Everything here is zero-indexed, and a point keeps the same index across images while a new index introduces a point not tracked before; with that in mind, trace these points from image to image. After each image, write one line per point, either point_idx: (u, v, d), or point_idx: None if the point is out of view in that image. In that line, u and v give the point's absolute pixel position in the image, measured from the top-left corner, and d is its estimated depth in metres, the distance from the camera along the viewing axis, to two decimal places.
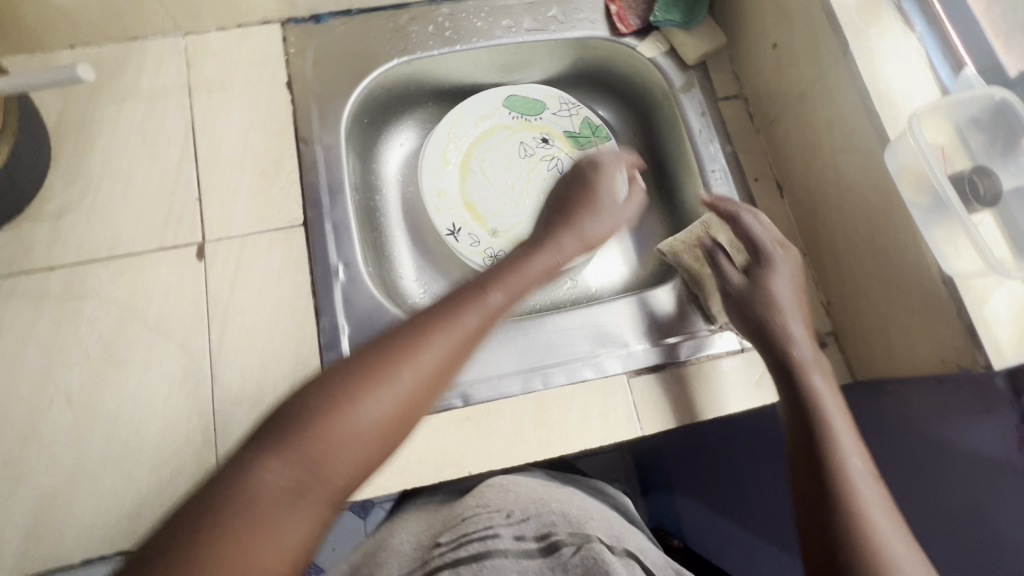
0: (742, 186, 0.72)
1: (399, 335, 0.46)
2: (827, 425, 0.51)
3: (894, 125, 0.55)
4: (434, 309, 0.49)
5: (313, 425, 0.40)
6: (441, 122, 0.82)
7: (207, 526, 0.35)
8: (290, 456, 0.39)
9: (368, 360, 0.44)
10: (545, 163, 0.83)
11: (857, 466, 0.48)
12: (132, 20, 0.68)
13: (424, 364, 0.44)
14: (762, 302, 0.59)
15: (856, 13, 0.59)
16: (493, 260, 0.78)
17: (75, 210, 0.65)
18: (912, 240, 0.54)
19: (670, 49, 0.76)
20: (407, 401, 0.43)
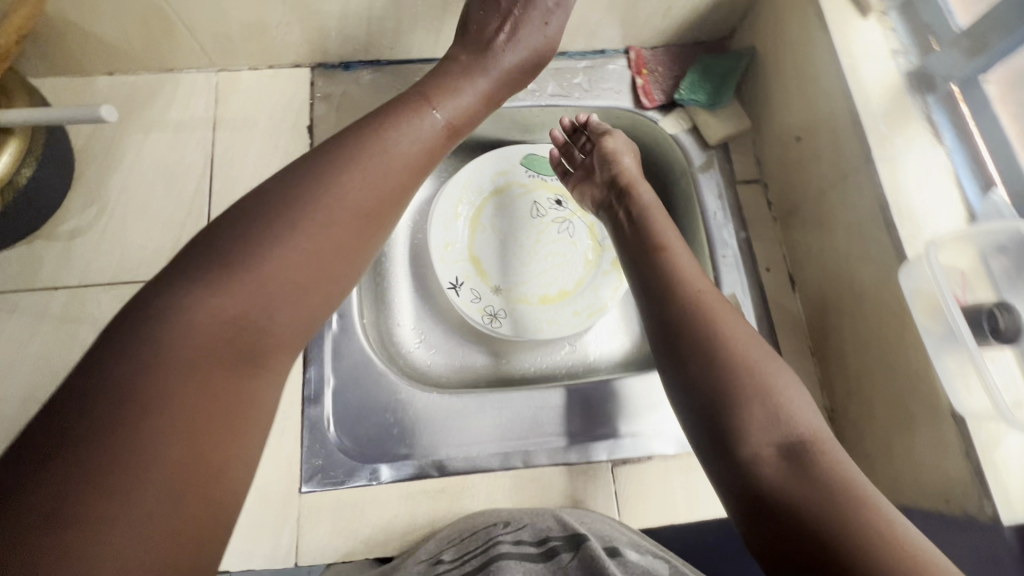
0: (753, 275, 0.70)
1: (298, 188, 0.45)
2: (728, 344, 0.50)
3: (912, 242, 0.53)
4: (364, 129, 0.51)
5: (218, 273, 0.40)
6: (456, 175, 0.81)
7: (99, 442, 0.33)
8: (200, 310, 0.39)
9: (269, 213, 0.43)
10: (557, 225, 0.82)
11: (772, 385, 0.48)
12: (168, 55, 0.70)
13: (339, 204, 0.45)
14: (653, 253, 0.59)
15: (883, 121, 0.57)
16: (493, 318, 0.77)
17: (88, 233, 0.66)
18: (922, 364, 0.52)
19: (693, 126, 0.75)
20: (336, 227, 0.45)
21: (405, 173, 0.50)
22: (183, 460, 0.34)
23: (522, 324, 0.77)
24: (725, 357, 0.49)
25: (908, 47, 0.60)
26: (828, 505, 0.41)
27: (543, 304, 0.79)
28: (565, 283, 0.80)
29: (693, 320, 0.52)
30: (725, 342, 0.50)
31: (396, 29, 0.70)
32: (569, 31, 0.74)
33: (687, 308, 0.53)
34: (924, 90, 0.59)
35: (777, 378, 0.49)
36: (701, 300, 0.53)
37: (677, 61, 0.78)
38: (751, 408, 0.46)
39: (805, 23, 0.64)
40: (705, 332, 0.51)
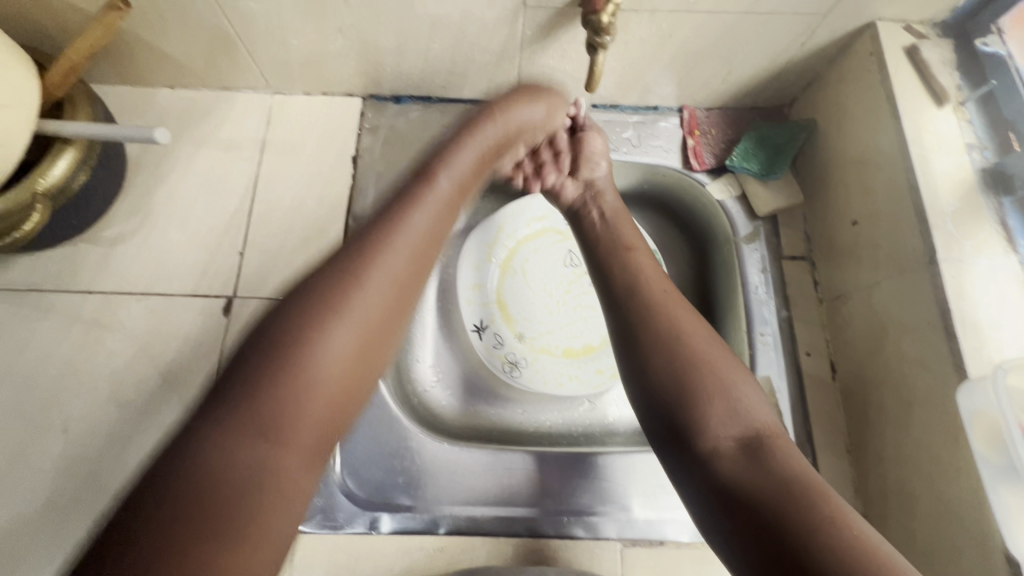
0: (792, 358, 0.66)
1: (314, 296, 0.45)
2: (680, 333, 0.50)
3: (974, 356, 0.49)
4: (359, 248, 0.49)
5: (249, 416, 0.40)
6: (494, 215, 0.81)
7: (175, 537, 0.35)
8: (241, 419, 0.40)
9: (292, 335, 0.43)
10: (589, 277, 0.80)
11: (722, 373, 0.47)
12: (228, 76, 0.72)
13: (367, 300, 0.46)
14: (615, 248, 0.60)
15: (951, 220, 0.54)
16: (513, 367, 0.75)
17: (128, 241, 0.67)
18: (974, 491, 0.47)
19: (742, 194, 0.73)
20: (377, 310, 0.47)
21: (428, 250, 0.53)
22: (248, 542, 0.37)
23: (542, 376, 0.75)
24: (675, 345, 0.49)
25: (985, 143, 0.57)
26: (783, 497, 0.40)
27: (566, 358, 0.76)
28: (591, 338, 0.77)
29: (645, 309, 0.52)
30: (678, 333, 0.50)
31: (450, 70, 0.70)
32: (624, 85, 0.72)
33: (640, 296, 0.53)
34: (999, 191, 0.55)
35: (730, 369, 0.48)
36: (654, 290, 0.54)
37: (732, 125, 0.76)
38: (701, 396, 0.46)
39: (875, 106, 0.61)
40: (657, 322, 0.51)
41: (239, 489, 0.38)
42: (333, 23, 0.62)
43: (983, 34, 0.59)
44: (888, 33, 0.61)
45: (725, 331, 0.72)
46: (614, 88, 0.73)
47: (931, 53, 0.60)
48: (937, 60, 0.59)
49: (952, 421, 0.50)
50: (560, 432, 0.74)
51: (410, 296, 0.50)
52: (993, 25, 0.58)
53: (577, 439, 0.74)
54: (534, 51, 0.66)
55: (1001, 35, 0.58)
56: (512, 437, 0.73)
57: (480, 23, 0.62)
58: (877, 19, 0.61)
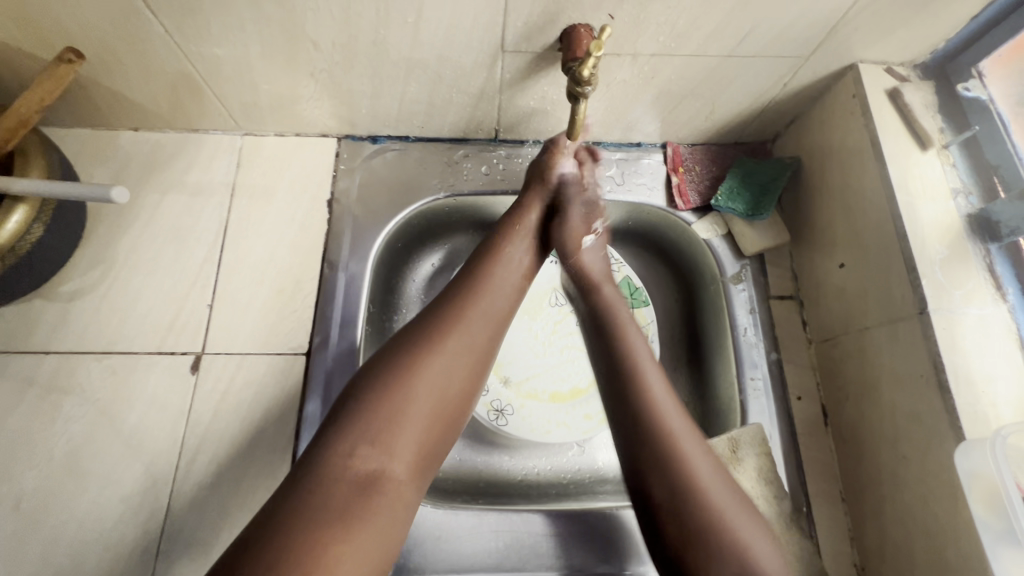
0: (783, 403, 0.64)
1: (427, 325, 0.48)
2: (680, 459, 0.46)
3: (969, 412, 0.48)
4: (463, 280, 0.52)
5: (373, 417, 0.42)
6: (476, 253, 0.78)
7: (298, 527, 0.37)
8: (371, 416, 0.42)
9: (404, 351, 0.46)
10: (575, 317, 0.77)
11: (722, 513, 0.44)
12: (195, 118, 0.68)
13: (474, 330, 0.48)
14: (613, 340, 0.53)
15: (940, 268, 0.53)
16: (499, 415, 0.71)
17: (88, 295, 0.64)
18: (974, 553, 0.46)
19: (729, 233, 0.72)
20: (480, 331, 0.49)
21: (518, 292, 0.54)
22: (367, 535, 0.39)
23: (529, 424, 0.71)
24: (677, 476, 0.45)
25: (970, 187, 0.57)
26: None
27: (554, 403, 0.73)
28: (579, 380, 0.74)
29: (643, 421, 0.47)
30: (679, 461, 0.45)
31: (428, 111, 0.68)
32: (606, 124, 0.71)
33: (642, 408, 0.48)
34: (986, 237, 0.54)
35: (735, 505, 0.45)
36: (657, 401, 0.49)
37: (717, 161, 0.75)
38: (700, 542, 0.43)
39: (859, 149, 0.60)
40: (658, 442, 0.46)
41: (358, 486, 0.40)
42: (304, 68, 0.59)
43: (963, 78, 0.59)
44: (870, 75, 0.61)
45: (715, 372, 0.70)
46: (597, 127, 0.72)
47: (913, 96, 0.60)
48: (919, 104, 0.59)
49: (949, 479, 0.49)
50: (549, 481, 0.71)
51: (506, 313, 0.52)
52: (973, 69, 0.58)
53: (568, 487, 0.70)
54: (514, 93, 0.64)
55: (982, 79, 0.58)
56: (500, 488, 0.69)
57: (457, 67, 0.60)
58: (859, 61, 0.61)
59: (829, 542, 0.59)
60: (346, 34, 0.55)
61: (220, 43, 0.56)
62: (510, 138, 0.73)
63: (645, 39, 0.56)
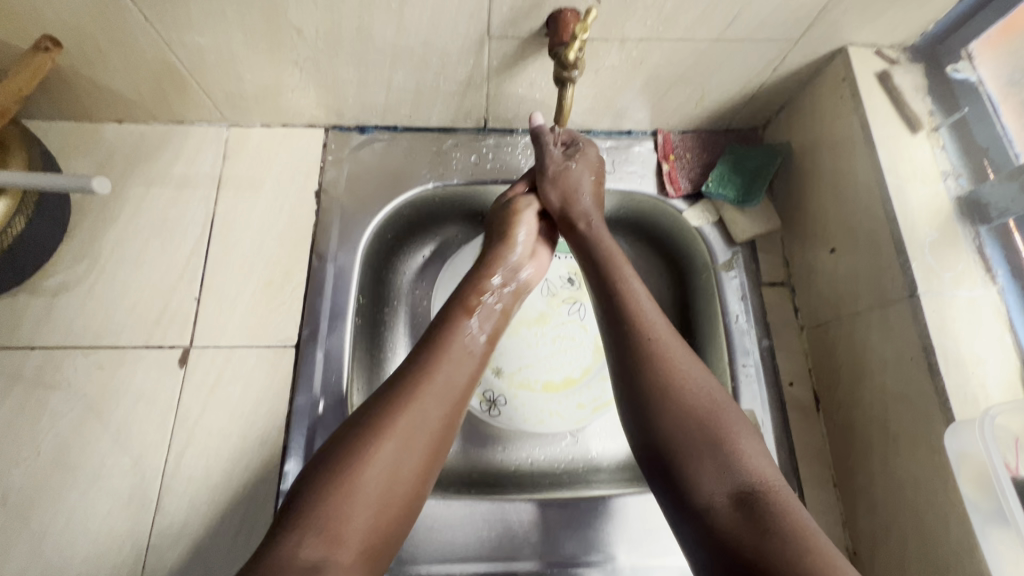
0: (775, 389, 0.64)
1: (376, 410, 0.45)
2: (673, 386, 0.48)
3: (958, 393, 0.48)
4: (421, 355, 0.50)
5: (325, 501, 0.40)
6: (468, 245, 0.78)
7: None
8: (325, 497, 0.40)
9: (357, 436, 0.43)
10: (567, 305, 0.77)
11: (715, 432, 0.46)
12: (179, 109, 0.67)
13: (425, 409, 0.46)
14: (608, 285, 0.56)
15: (929, 250, 0.53)
16: (491, 406, 0.72)
17: (74, 289, 0.63)
18: (964, 533, 0.46)
19: (720, 220, 0.71)
20: (439, 403, 0.47)
21: (478, 366, 0.51)
22: None
23: (523, 414, 0.72)
24: (671, 402, 0.48)
25: (959, 169, 0.56)
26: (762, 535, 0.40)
27: (546, 392, 0.73)
28: (571, 369, 0.74)
29: (641, 354, 0.50)
30: (673, 387, 0.48)
31: (416, 100, 0.67)
32: (596, 111, 0.70)
33: (640, 344, 0.51)
34: (975, 219, 0.54)
35: (736, 424, 0.47)
36: (655, 337, 0.51)
37: (707, 148, 0.74)
38: (694, 460, 0.45)
39: (849, 133, 0.60)
40: (654, 375, 0.49)
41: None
42: (288, 56, 0.59)
43: (953, 60, 0.59)
44: (860, 58, 0.60)
45: (707, 359, 0.70)
46: (587, 114, 0.71)
47: (903, 79, 0.59)
48: (909, 87, 0.59)
49: (939, 461, 0.49)
50: (543, 470, 0.71)
51: (470, 381, 0.50)
52: (962, 51, 0.58)
53: (562, 476, 0.70)
54: (502, 80, 0.64)
55: (971, 61, 0.58)
56: (493, 480, 0.69)
57: (444, 54, 0.59)
58: (849, 44, 0.60)
59: (821, 526, 0.59)
60: (330, 21, 0.54)
61: (202, 31, 0.55)
62: (499, 127, 0.73)
63: (633, 24, 0.55)
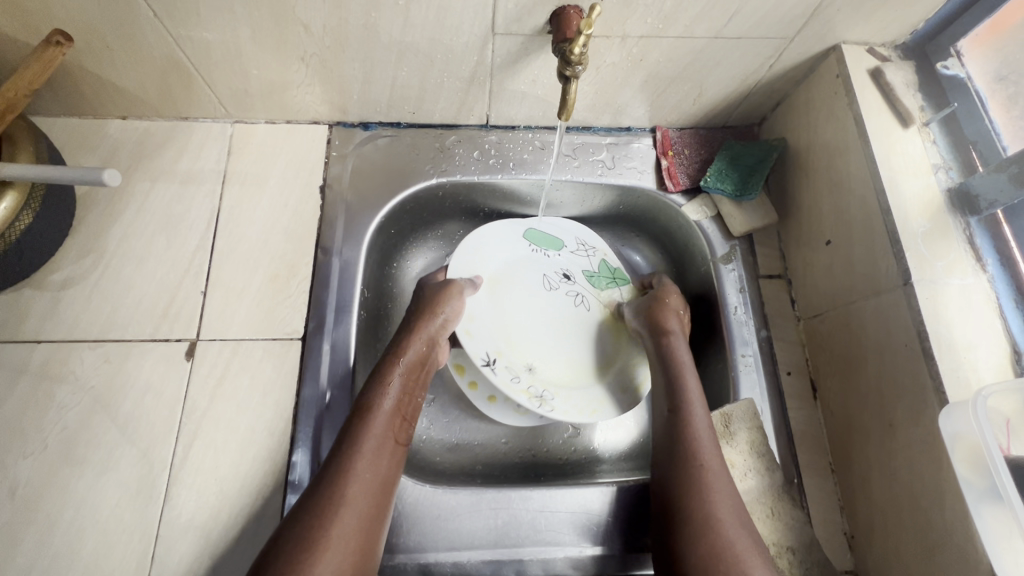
0: (773, 378, 0.66)
1: (312, 503, 0.47)
2: (708, 497, 0.51)
3: (952, 377, 0.50)
4: (341, 446, 0.51)
5: None
6: (461, 244, 0.71)
7: None
8: None
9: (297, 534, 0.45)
10: (569, 300, 0.73)
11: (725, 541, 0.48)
12: (184, 105, 0.68)
13: (356, 489, 0.49)
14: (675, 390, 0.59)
15: (922, 241, 0.54)
16: (541, 401, 0.65)
17: (79, 283, 0.63)
18: (959, 512, 0.48)
19: (717, 214, 0.73)
20: (365, 483, 0.49)
21: (395, 438, 0.54)
22: None
23: (573, 406, 0.67)
24: (701, 511, 0.50)
25: (949, 163, 0.58)
26: None
27: (581, 382, 0.69)
28: (582, 366, 0.70)
29: (687, 461, 0.53)
30: (707, 497, 0.51)
31: (419, 97, 0.68)
32: (596, 108, 0.72)
33: (687, 452, 0.54)
34: (965, 211, 0.56)
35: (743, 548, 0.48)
36: (702, 445, 0.54)
37: (706, 144, 0.76)
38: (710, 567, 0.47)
39: (843, 128, 0.62)
40: (693, 483, 0.52)
41: None
42: (295, 52, 0.60)
43: (942, 57, 0.61)
44: (852, 56, 0.62)
45: (706, 351, 0.72)
46: (587, 111, 0.72)
47: (894, 75, 0.61)
48: (900, 83, 0.61)
49: (934, 443, 0.50)
50: (546, 460, 0.71)
51: (394, 456, 0.53)
52: (951, 49, 0.60)
53: (564, 466, 0.71)
54: (505, 76, 0.65)
55: (960, 58, 0.60)
56: (502, 470, 0.69)
57: (448, 50, 0.60)
58: (842, 42, 0.62)
59: (819, 512, 0.61)
60: (337, 17, 0.55)
61: (210, 27, 0.56)
62: (501, 124, 0.74)
63: (633, 21, 0.57)
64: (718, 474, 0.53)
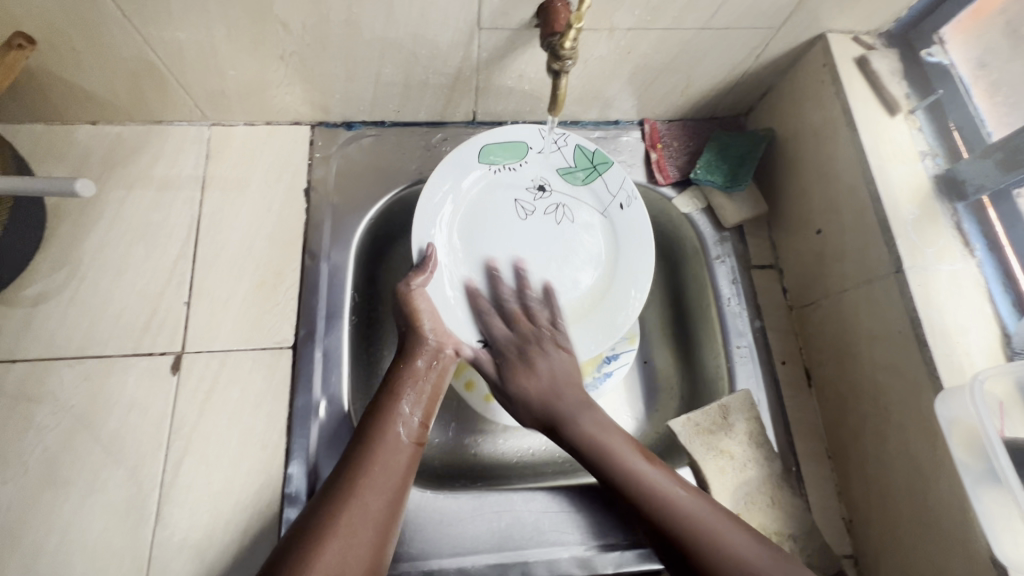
0: (768, 368, 0.66)
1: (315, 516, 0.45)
2: (702, 535, 0.48)
3: (946, 362, 0.50)
4: (349, 457, 0.50)
5: None
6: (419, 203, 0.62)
7: None
8: None
9: (299, 545, 0.43)
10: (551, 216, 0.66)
11: (741, 567, 0.45)
12: (158, 108, 0.65)
13: (355, 529, 0.45)
14: (592, 449, 0.55)
15: (912, 227, 0.55)
16: None
17: (54, 298, 0.60)
18: (956, 493, 0.49)
19: (708, 206, 0.73)
20: (370, 495, 0.48)
21: (409, 453, 0.52)
22: None
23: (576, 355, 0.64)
24: (683, 535, 0.48)
25: (936, 150, 0.59)
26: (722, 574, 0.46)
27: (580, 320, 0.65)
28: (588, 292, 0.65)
29: (634, 492, 0.51)
30: (699, 538, 0.47)
31: (403, 94, 0.66)
32: (584, 102, 0.71)
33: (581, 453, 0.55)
34: (952, 197, 0.56)
35: (704, 517, 0.49)
36: (593, 437, 0.55)
37: (694, 136, 0.75)
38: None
39: (831, 117, 0.62)
40: (696, 540, 0.47)
41: None
42: (273, 51, 0.57)
43: (926, 45, 0.61)
44: (839, 44, 0.62)
45: (700, 342, 0.71)
46: (575, 106, 0.72)
47: (880, 63, 0.61)
48: (885, 71, 0.61)
49: (931, 427, 0.51)
50: (544, 460, 0.70)
51: (408, 469, 0.52)
52: (934, 36, 0.61)
53: (563, 464, 0.69)
54: (491, 72, 0.63)
55: (943, 45, 0.61)
56: (501, 471, 0.68)
57: (433, 46, 0.59)
58: (827, 31, 0.62)
59: (817, 498, 0.61)
60: (317, 14, 0.53)
61: (182, 26, 0.53)
62: (488, 120, 0.73)
63: (621, 14, 0.56)
64: (616, 437, 0.55)
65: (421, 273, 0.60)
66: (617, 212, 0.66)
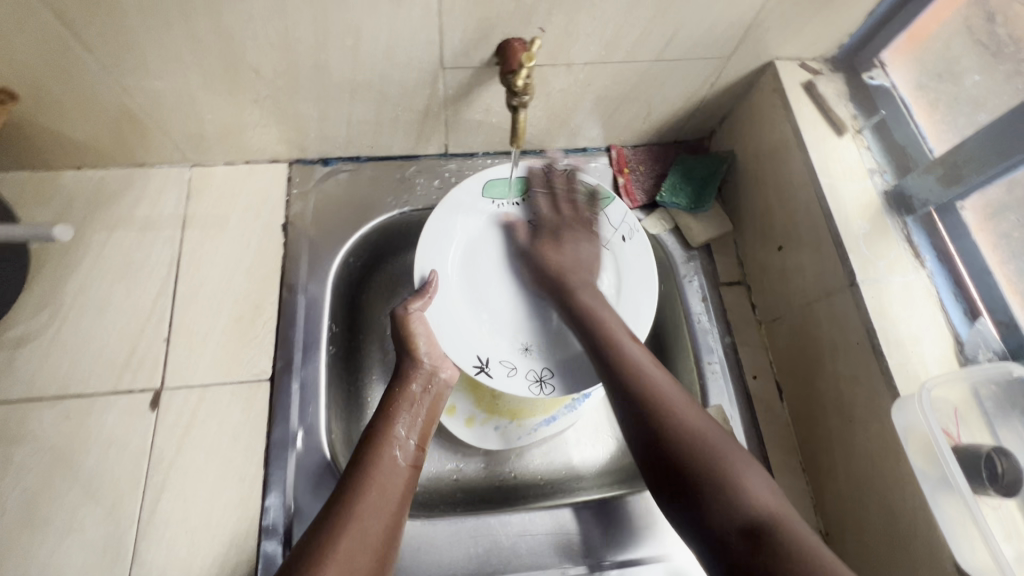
0: (740, 383, 0.67)
1: (311, 544, 0.46)
2: (725, 460, 0.49)
3: (902, 370, 0.52)
4: (345, 482, 0.51)
5: None
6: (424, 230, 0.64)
7: None
8: None
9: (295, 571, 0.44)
10: None
11: (759, 501, 0.46)
12: (140, 153, 0.68)
13: (351, 553, 0.46)
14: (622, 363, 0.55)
15: (864, 241, 0.57)
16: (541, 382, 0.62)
17: (35, 340, 0.62)
18: (920, 500, 0.49)
19: (675, 226, 0.75)
20: (366, 519, 0.48)
21: (408, 476, 0.54)
22: None
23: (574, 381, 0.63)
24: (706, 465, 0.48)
25: (883, 166, 0.61)
26: (716, 493, 0.47)
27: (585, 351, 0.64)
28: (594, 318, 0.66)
29: (661, 419, 0.51)
30: (723, 459, 0.49)
31: (376, 131, 0.69)
32: (551, 131, 0.74)
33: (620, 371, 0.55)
34: (902, 211, 0.59)
35: (728, 453, 0.49)
36: (635, 359, 0.55)
37: (659, 160, 0.78)
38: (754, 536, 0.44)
39: (783, 138, 0.65)
40: (702, 461, 0.48)
41: None
42: (247, 96, 0.60)
43: (868, 68, 0.66)
44: (787, 70, 0.65)
45: (674, 360, 0.72)
46: (543, 135, 0.74)
47: (826, 87, 0.65)
48: (832, 95, 0.64)
49: (893, 436, 0.52)
50: (524, 484, 0.70)
51: (407, 491, 0.53)
52: (875, 60, 0.65)
53: (543, 487, 0.70)
54: (458, 108, 0.67)
55: (884, 68, 0.65)
56: (482, 496, 0.68)
57: (400, 86, 0.62)
58: (776, 58, 0.65)
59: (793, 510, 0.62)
60: (287, 61, 0.56)
61: (159, 76, 0.56)
62: (460, 152, 0.76)
63: (577, 50, 0.59)
64: (633, 341, 0.57)
65: (419, 298, 0.61)
66: (621, 244, 0.67)
